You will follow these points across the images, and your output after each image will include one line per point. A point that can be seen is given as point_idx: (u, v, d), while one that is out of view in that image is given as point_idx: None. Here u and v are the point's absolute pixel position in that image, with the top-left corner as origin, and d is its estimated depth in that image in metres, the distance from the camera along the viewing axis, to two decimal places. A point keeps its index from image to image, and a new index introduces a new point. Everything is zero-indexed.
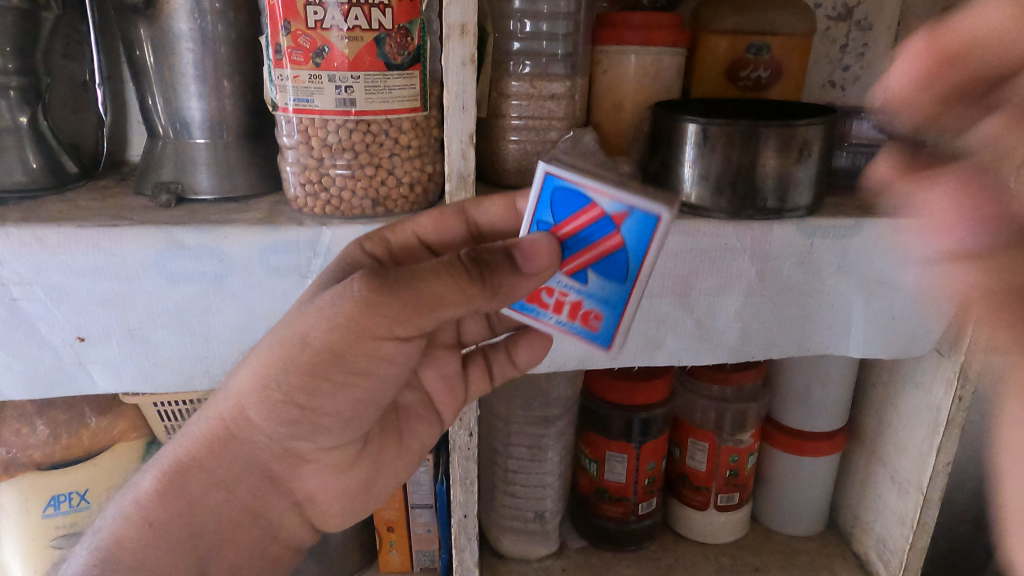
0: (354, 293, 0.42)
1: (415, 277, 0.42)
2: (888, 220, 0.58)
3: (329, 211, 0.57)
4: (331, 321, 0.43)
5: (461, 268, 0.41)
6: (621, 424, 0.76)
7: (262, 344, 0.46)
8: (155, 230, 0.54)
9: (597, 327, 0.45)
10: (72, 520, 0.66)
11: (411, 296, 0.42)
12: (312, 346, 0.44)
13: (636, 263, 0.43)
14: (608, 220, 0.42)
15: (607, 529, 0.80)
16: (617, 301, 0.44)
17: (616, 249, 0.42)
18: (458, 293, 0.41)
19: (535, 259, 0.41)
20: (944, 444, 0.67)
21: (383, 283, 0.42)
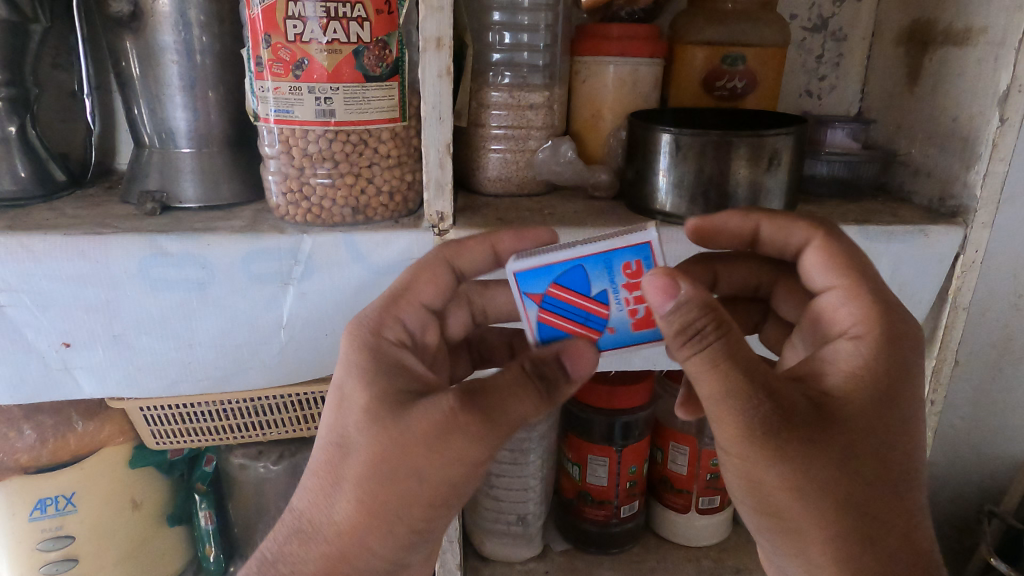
0: (449, 422, 0.39)
1: (502, 398, 0.40)
2: (858, 227, 0.60)
3: (310, 219, 0.58)
4: (434, 450, 0.40)
5: (533, 381, 0.41)
6: (602, 428, 0.78)
7: (355, 476, 0.42)
8: (139, 238, 0.55)
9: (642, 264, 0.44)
10: (58, 523, 0.67)
11: (504, 418, 0.40)
12: (419, 476, 0.40)
13: (557, 265, 0.45)
14: (543, 300, 0.46)
15: (591, 532, 0.81)
16: (603, 259, 0.44)
17: (562, 284, 0.45)
18: (541, 407, 0.42)
19: (579, 361, 0.43)
20: None
21: (476, 406, 0.40)
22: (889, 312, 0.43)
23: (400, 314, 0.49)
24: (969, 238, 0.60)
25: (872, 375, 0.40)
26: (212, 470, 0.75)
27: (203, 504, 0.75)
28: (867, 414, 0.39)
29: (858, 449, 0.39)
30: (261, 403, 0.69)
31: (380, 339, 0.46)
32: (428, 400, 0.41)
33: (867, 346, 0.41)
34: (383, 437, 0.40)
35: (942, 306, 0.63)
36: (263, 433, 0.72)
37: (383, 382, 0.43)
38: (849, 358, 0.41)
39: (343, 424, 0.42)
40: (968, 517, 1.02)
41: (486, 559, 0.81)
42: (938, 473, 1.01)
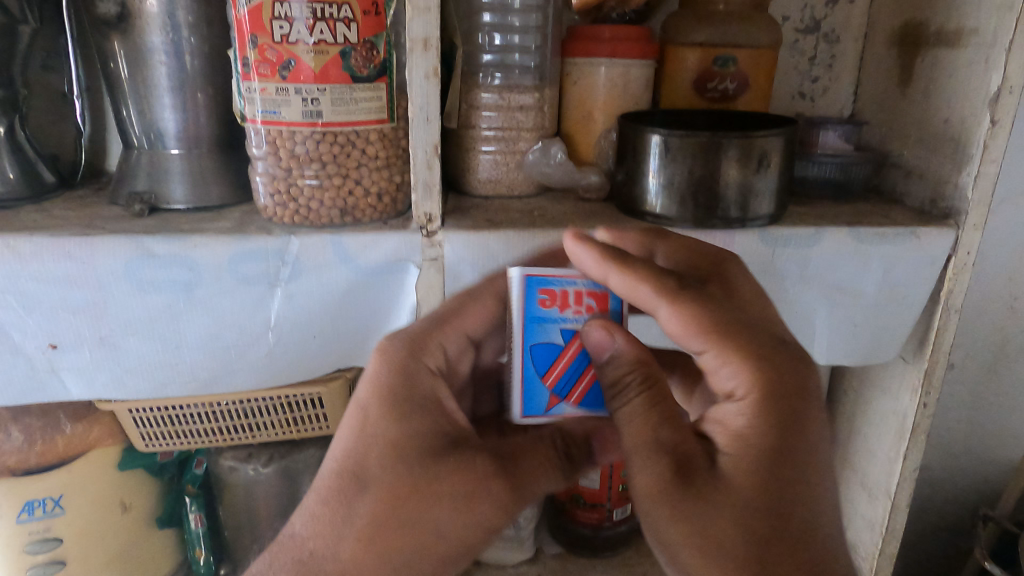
0: (482, 487, 0.45)
1: (532, 472, 0.47)
2: (849, 229, 0.59)
3: (297, 220, 0.58)
4: (455, 506, 0.44)
5: (558, 461, 0.49)
6: None
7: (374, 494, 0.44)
8: (126, 239, 0.55)
9: (545, 292, 0.49)
10: (46, 526, 0.67)
11: (527, 490, 0.47)
12: (430, 527, 0.44)
13: (527, 370, 0.49)
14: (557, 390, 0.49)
15: (584, 535, 0.81)
16: (533, 327, 0.49)
17: (552, 374, 0.49)
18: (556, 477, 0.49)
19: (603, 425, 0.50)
20: (909, 451, 0.67)
21: (506, 476, 0.46)
22: (786, 368, 0.44)
23: (444, 340, 0.51)
24: (961, 240, 0.60)
25: (757, 438, 0.42)
26: (203, 472, 0.75)
27: (193, 506, 0.75)
28: (757, 474, 0.41)
29: (754, 507, 0.40)
30: (251, 404, 0.69)
31: (419, 363, 0.48)
32: (463, 456, 0.45)
33: (752, 405, 0.43)
34: (410, 483, 0.44)
35: (934, 308, 0.63)
36: (253, 435, 0.71)
37: (417, 421, 0.46)
38: (738, 417, 0.43)
39: (366, 454, 0.45)
40: (963, 520, 1.02)
41: (477, 562, 0.81)
42: (933, 475, 1.00)
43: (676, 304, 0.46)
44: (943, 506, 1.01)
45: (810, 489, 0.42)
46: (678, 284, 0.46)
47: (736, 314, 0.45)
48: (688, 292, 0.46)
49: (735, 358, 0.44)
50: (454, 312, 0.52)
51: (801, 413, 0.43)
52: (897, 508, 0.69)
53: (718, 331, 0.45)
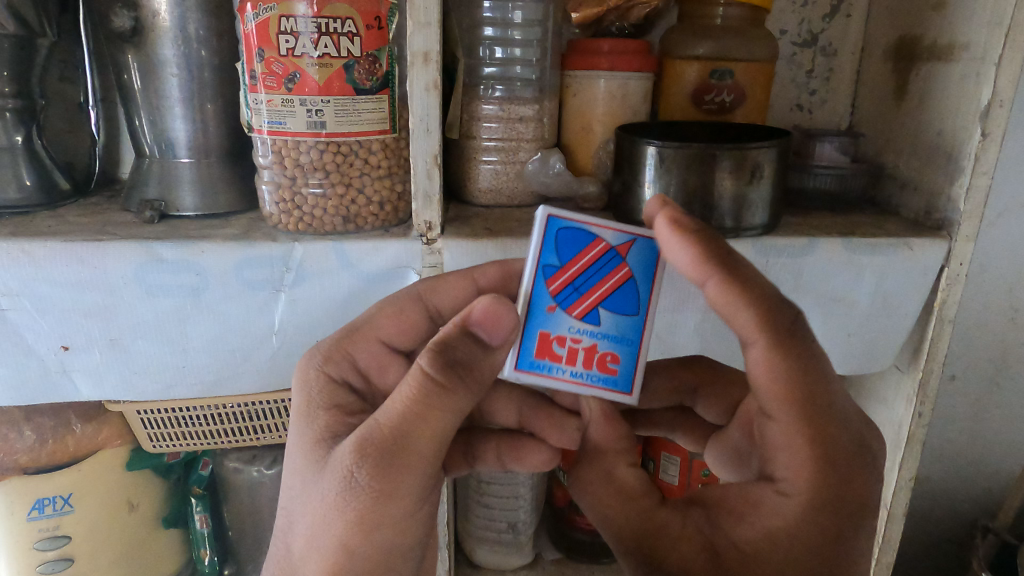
0: (350, 474, 0.40)
1: (391, 428, 0.40)
2: (841, 239, 0.60)
3: (301, 228, 0.59)
4: (352, 514, 0.40)
5: (428, 390, 0.40)
6: None
7: (295, 507, 0.43)
8: (137, 245, 0.56)
9: (615, 369, 0.50)
10: (54, 523, 0.69)
11: (404, 446, 0.40)
12: (351, 532, 0.40)
13: (645, 289, 0.50)
14: (614, 255, 0.49)
15: (582, 541, 0.82)
16: (633, 333, 0.50)
17: (623, 281, 0.49)
18: (426, 410, 0.40)
19: (495, 326, 0.42)
20: (905, 460, 0.68)
21: (375, 451, 0.40)
22: (833, 447, 0.41)
23: (352, 349, 0.52)
24: (953, 250, 0.60)
25: (797, 529, 0.41)
26: (209, 473, 0.76)
27: (199, 507, 0.76)
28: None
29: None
30: (256, 408, 0.70)
31: (320, 378, 0.49)
32: (338, 450, 0.41)
33: (796, 498, 0.41)
34: (310, 507, 0.41)
35: (928, 318, 0.63)
36: (256, 438, 0.73)
37: (317, 428, 0.46)
38: (768, 519, 0.41)
39: (289, 487, 0.45)
40: (964, 532, 1.01)
41: (477, 566, 0.82)
42: (931, 485, 1.00)
43: (774, 349, 0.41)
44: (945, 517, 1.01)
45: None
46: (790, 333, 0.42)
47: (828, 394, 0.42)
48: (791, 352, 0.41)
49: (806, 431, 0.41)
50: (367, 321, 0.54)
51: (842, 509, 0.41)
52: (893, 517, 0.70)
53: (801, 431, 0.41)
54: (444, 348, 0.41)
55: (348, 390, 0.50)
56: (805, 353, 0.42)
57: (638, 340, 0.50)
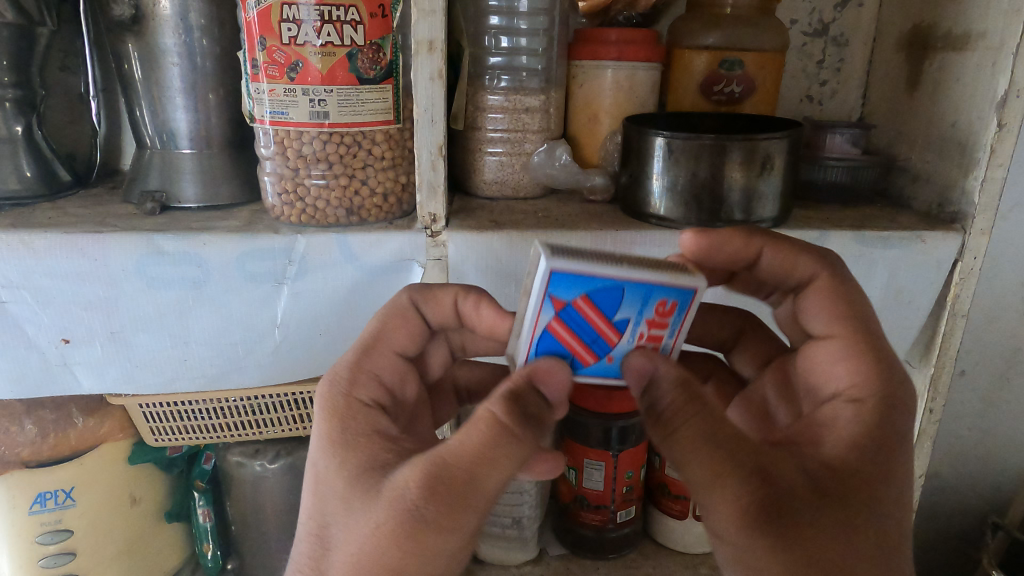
0: (416, 513, 0.38)
1: (469, 468, 0.38)
2: (853, 232, 0.59)
3: (304, 219, 0.59)
4: (408, 553, 0.37)
5: (505, 434, 0.39)
6: (599, 435, 0.77)
7: (335, 534, 0.41)
8: (138, 237, 0.56)
9: (673, 305, 0.43)
10: (57, 517, 0.68)
11: (477, 488, 0.38)
12: (401, 574, 0.38)
13: (599, 279, 0.40)
14: (567, 310, 0.42)
15: (587, 537, 0.81)
16: (645, 287, 0.41)
17: (589, 301, 0.41)
18: (502, 456, 0.38)
19: (554, 382, 0.43)
20: (916, 456, 0.67)
21: (440, 491, 0.38)
22: (893, 376, 0.42)
23: (372, 367, 0.50)
24: (967, 243, 0.59)
25: (871, 438, 0.39)
26: (212, 468, 0.76)
27: (202, 502, 0.76)
28: (866, 491, 0.37)
29: (856, 528, 0.36)
30: (260, 401, 0.69)
31: (349, 400, 0.47)
32: (395, 481, 0.39)
33: (866, 410, 0.40)
34: (357, 538, 0.39)
35: (940, 313, 0.62)
36: (260, 431, 0.72)
37: (350, 453, 0.43)
38: (847, 426, 0.40)
39: (322, 512, 0.43)
40: (971, 529, 1.00)
41: (481, 561, 0.81)
42: (939, 481, 0.99)
43: (837, 277, 0.48)
44: (954, 513, 1.00)
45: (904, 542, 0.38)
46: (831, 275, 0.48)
47: (873, 325, 0.45)
48: (841, 270, 0.48)
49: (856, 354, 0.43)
50: (377, 335, 0.52)
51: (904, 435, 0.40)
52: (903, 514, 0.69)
53: (858, 343, 0.44)
54: (517, 396, 0.40)
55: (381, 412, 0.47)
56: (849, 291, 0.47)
57: (654, 282, 0.41)
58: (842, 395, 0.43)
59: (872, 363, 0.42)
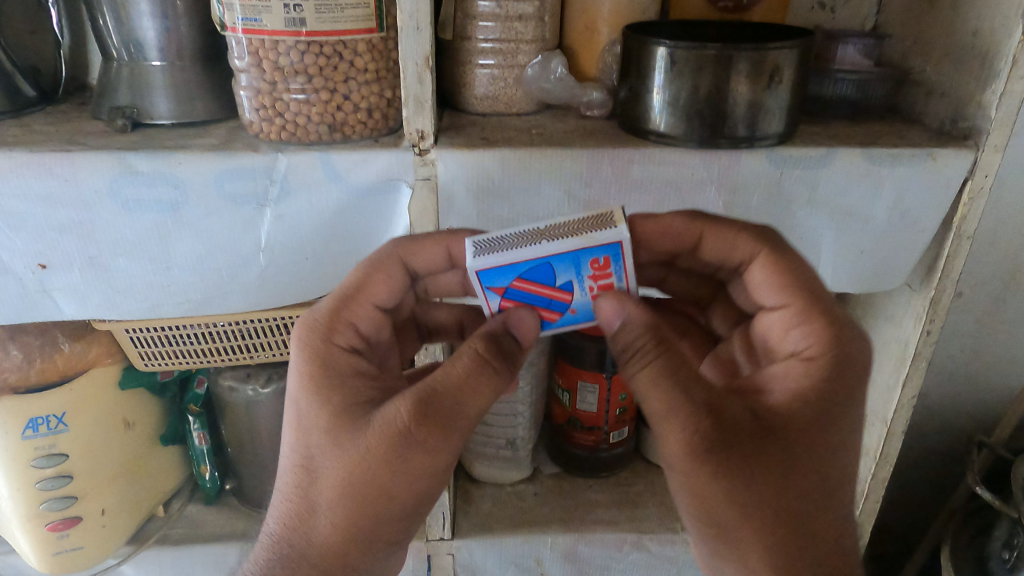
0: (410, 439, 0.39)
1: (459, 394, 0.40)
2: (861, 150, 0.57)
3: (284, 137, 0.55)
4: (400, 470, 0.40)
5: (488, 364, 0.41)
6: (594, 356, 0.76)
7: (322, 466, 0.41)
8: (108, 156, 0.53)
9: (604, 259, 0.43)
10: (53, 442, 0.67)
11: (464, 415, 0.40)
12: (392, 488, 0.40)
13: (521, 264, 0.42)
14: (510, 292, 0.44)
15: (580, 457, 0.83)
16: (569, 255, 0.42)
17: (523, 285, 0.44)
18: (486, 384, 0.41)
19: (521, 327, 0.44)
20: (909, 378, 0.67)
21: (433, 416, 0.40)
22: (845, 336, 0.44)
23: (354, 318, 0.47)
24: (979, 162, 0.57)
25: (818, 394, 0.41)
26: (205, 391, 0.76)
27: (196, 425, 0.77)
28: (806, 438, 0.40)
29: (785, 474, 0.39)
30: (248, 326, 0.68)
31: (328, 344, 0.45)
32: (385, 407, 0.41)
33: (817, 369, 0.42)
34: (348, 462, 0.40)
35: (946, 234, 0.60)
36: (251, 355, 0.71)
37: (337, 391, 0.43)
38: (795, 381, 0.42)
39: (307, 443, 0.42)
40: (958, 445, 1.02)
41: (475, 480, 0.83)
42: (930, 400, 1.00)
43: (770, 256, 0.48)
44: (941, 432, 1.02)
45: (838, 490, 0.41)
46: (779, 246, 0.48)
47: (818, 283, 0.46)
48: (778, 244, 0.48)
49: (807, 317, 0.45)
50: (356, 288, 0.48)
51: (846, 391, 0.42)
52: (892, 433, 0.70)
53: (807, 306, 0.45)
54: (494, 335, 0.42)
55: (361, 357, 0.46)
56: (793, 256, 0.48)
57: (570, 249, 0.42)
58: (799, 353, 0.44)
59: (824, 325, 0.44)
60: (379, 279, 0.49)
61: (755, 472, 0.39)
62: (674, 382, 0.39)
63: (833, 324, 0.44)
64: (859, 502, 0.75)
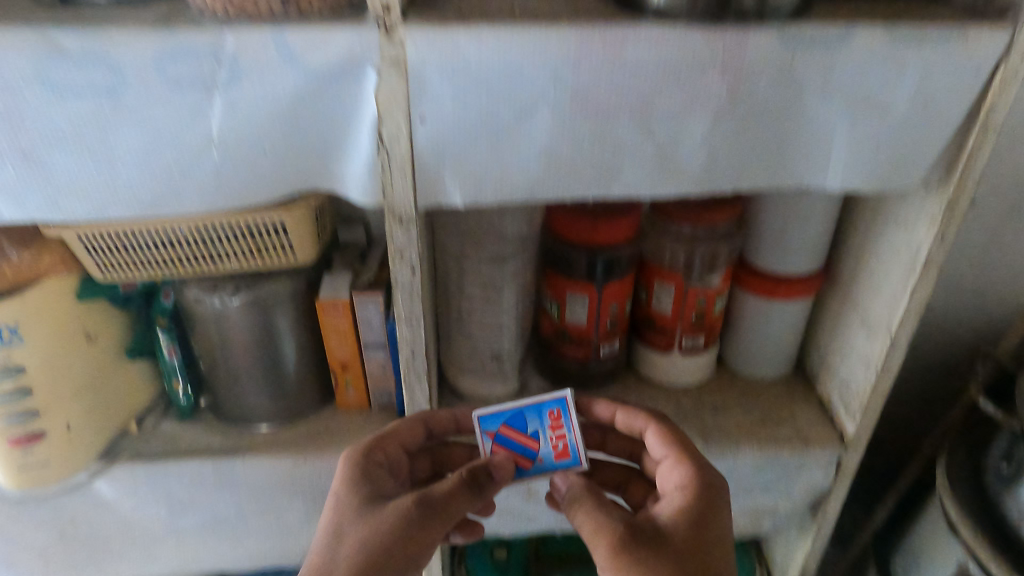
0: (411, 510, 0.54)
1: (449, 493, 0.55)
2: (884, 28, 0.50)
3: (231, 11, 0.49)
4: (403, 526, 0.53)
5: (469, 484, 0.56)
6: (585, 264, 0.72)
7: (345, 529, 0.54)
8: (32, 33, 0.47)
9: (560, 413, 0.62)
10: (7, 355, 0.62)
11: (452, 499, 0.55)
12: (399, 553, 0.52)
13: (506, 412, 0.63)
14: (499, 436, 0.63)
15: (569, 371, 0.80)
16: (538, 406, 0.63)
17: (507, 429, 0.62)
18: (465, 492, 0.56)
19: (498, 469, 0.59)
20: (918, 286, 0.63)
21: (428, 495, 0.55)
22: (705, 476, 0.57)
23: (389, 443, 0.63)
24: (1016, 41, 0.50)
25: (689, 515, 0.53)
26: (173, 305, 0.72)
27: (166, 339, 0.72)
28: (686, 534, 0.52)
29: (678, 561, 0.50)
30: (211, 231, 0.63)
31: (366, 455, 0.60)
32: (394, 501, 0.55)
33: (686, 498, 0.55)
34: (365, 523, 0.54)
35: (972, 126, 0.55)
36: (217, 263, 0.66)
37: (356, 488, 0.57)
38: (675, 506, 0.55)
39: (336, 522, 0.55)
40: (961, 360, 0.99)
41: (461, 396, 0.80)
42: (934, 314, 0.96)
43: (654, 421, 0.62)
44: (945, 349, 0.98)
45: (723, 556, 0.53)
46: (665, 419, 0.63)
47: (701, 458, 0.58)
48: (663, 419, 0.62)
49: (684, 460, 0.58)
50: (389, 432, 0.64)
51: (714, 508, 0.54)
52: (896, 345, 0.66)
53: (682, 451, 0.59)
54: (476, 469, 0.58)
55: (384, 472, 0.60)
56: (669, 423, 0.62)
57: (538, 399, 0.63)
58: (669, 490, 0.57)
59: (694, 464, 0.57)
60: (374, 471, 0.59)
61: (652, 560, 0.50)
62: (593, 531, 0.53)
63: (703, 485, 0.55)
64: (856, 415, 0.72)
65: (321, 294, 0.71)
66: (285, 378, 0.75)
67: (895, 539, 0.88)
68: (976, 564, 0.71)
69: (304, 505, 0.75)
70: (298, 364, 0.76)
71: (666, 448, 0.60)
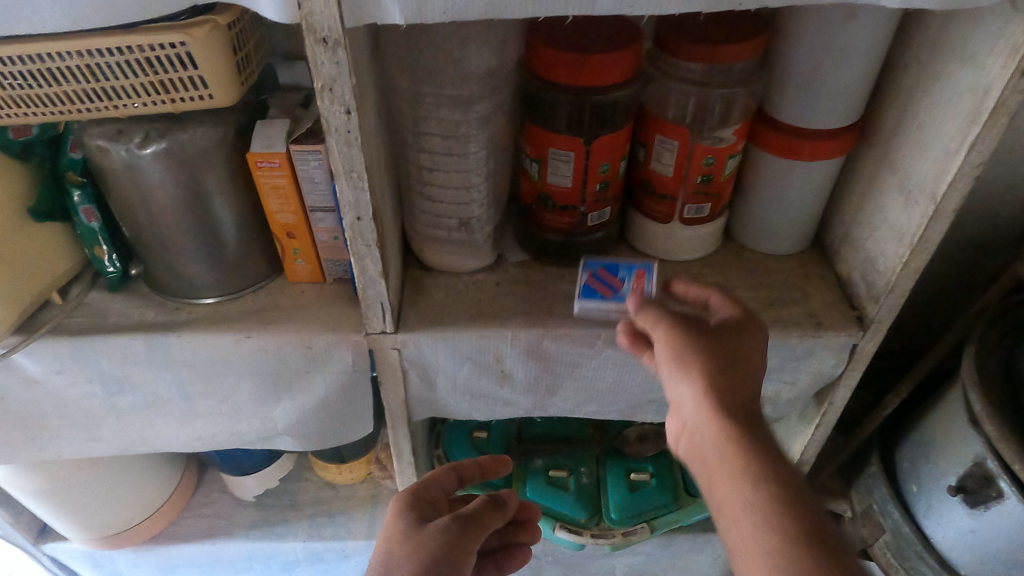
0: (450, 530, 0.58)
1: (475, 515, 0.60)
2: None
3: None
4: (447, 550, 0.56)
5: (494, 507, 0.62)
6: (568, 113, 0.61)
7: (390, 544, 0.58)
8: None
9: None
10: None
11: (481, 519, 0.60)
12: (443, 555, 0.56)
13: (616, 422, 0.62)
14: None
15: (552, 243, 0.70)
16: None
17: None
18: (489, 514, 0.61)
19: (510, 498, 0.65)
20: (979, 139, 0.50)
21: (461, 515, 0.60)
22: (754, 330, 0.51)
23: (432, 488, 0.66)
24: None
25: (727, 328, 0.51)
26: (82, 159, 0.61)
27: (80, 198, 0.63)
28: (732, 347, 0.49)
29: (722, 354, 0.48)
30: (100, 62, 0.50)
31: (409, 494, 0.64)
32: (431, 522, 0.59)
33: (735, 318, 0.52)
34: (411, 544, 0.57)
35: None
36: (117, 108, 0.53)
37: (398, 519, 0.61)
38: (724, 308, 0.53)
39: (388, 541, 0.59)
40: (1010, 239, 0.85)
41: (428, 270, 0.70)
42: (990, 184, 0.81)
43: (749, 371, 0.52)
44: (991, 230, 0.85)
45: (747, 362, 0.49)
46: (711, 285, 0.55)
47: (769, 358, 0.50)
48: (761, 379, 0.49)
49: (726, 296, 0.54)
50: (429, 480, 0.67)
51: (744, 328, 0.51)
52: (940, 214, 0.55)
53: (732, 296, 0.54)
54: (495, 498, 0.63)
55: (423, 505, 0.64)
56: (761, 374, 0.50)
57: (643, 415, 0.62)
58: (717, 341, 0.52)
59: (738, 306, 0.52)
60: (419, 504, 0.64)
61: (706, 362, 0.47)
62: (665, 336, 0.50)
63: (744, 325, 0.51)
64: (880, 296, 0.62)
65: (252, 147, 0.59)
66: (224, 248, 0.65)
67: (904, 428, 0.81)
68: (996, 461, 0.64)
69: (254, 386, 0.68)
70: (237, 232, 0.65)
71: (716, 294, 0.54)
